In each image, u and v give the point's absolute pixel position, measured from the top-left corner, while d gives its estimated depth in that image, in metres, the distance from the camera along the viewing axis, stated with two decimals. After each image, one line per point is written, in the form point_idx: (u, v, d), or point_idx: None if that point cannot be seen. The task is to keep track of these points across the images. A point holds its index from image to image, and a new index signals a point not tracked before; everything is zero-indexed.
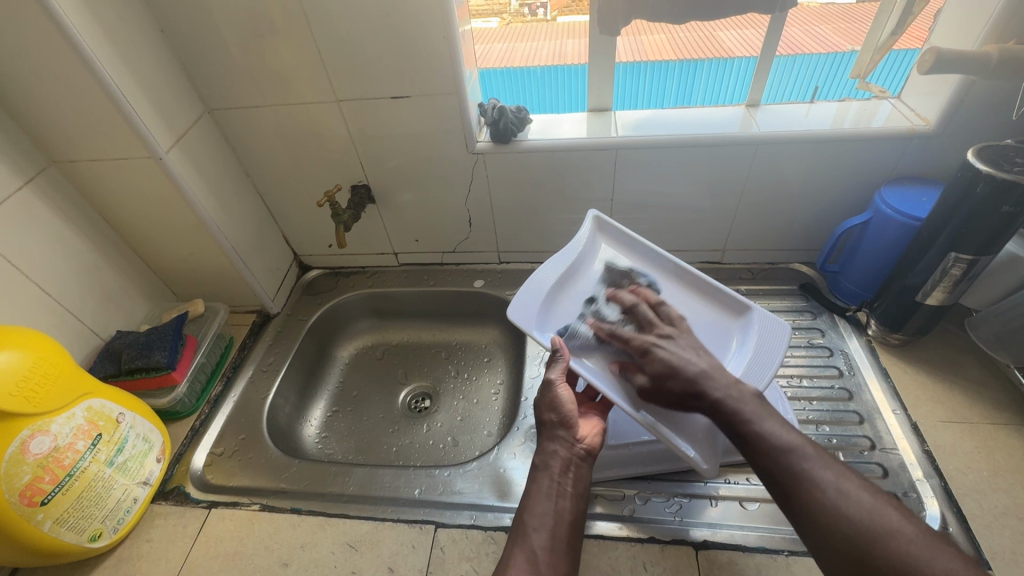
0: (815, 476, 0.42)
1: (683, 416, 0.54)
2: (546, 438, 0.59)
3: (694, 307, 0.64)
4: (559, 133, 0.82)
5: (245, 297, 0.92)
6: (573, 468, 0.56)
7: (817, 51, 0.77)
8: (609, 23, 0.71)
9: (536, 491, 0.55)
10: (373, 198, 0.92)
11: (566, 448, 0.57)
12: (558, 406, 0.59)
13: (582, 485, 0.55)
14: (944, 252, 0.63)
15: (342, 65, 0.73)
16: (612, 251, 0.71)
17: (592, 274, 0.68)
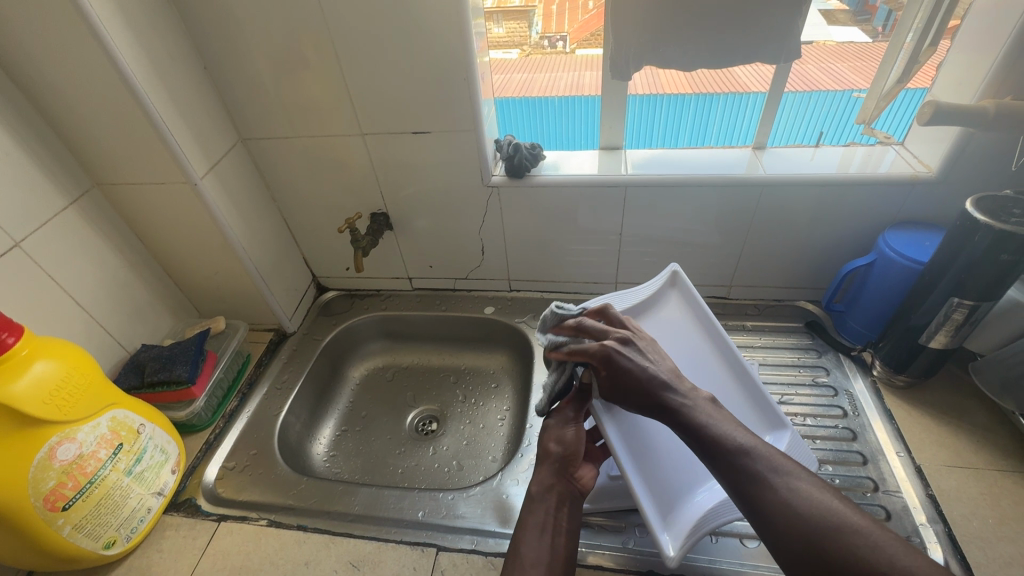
0: (766, 475, 0.43)
1: (673, 507, 0.54)
2: (544, 471, 0.62)
3: (732, 402, 0.64)
4: (571, 168, 0.86)
5: (264, 315, 0.96)
6: (568, 504, 0.59)
7: (830, 89, 0.78)
8: (621, 67, 0.75)
9: (531, 523, 0.57)
10: (391, 225, 0.95)
11: (564, 483, 0.61)
12: (563, 440, 0.63)
13: (574, 521, 0.58)
14: (946, 296, 0.64)
15: (368, 99, 0.78)
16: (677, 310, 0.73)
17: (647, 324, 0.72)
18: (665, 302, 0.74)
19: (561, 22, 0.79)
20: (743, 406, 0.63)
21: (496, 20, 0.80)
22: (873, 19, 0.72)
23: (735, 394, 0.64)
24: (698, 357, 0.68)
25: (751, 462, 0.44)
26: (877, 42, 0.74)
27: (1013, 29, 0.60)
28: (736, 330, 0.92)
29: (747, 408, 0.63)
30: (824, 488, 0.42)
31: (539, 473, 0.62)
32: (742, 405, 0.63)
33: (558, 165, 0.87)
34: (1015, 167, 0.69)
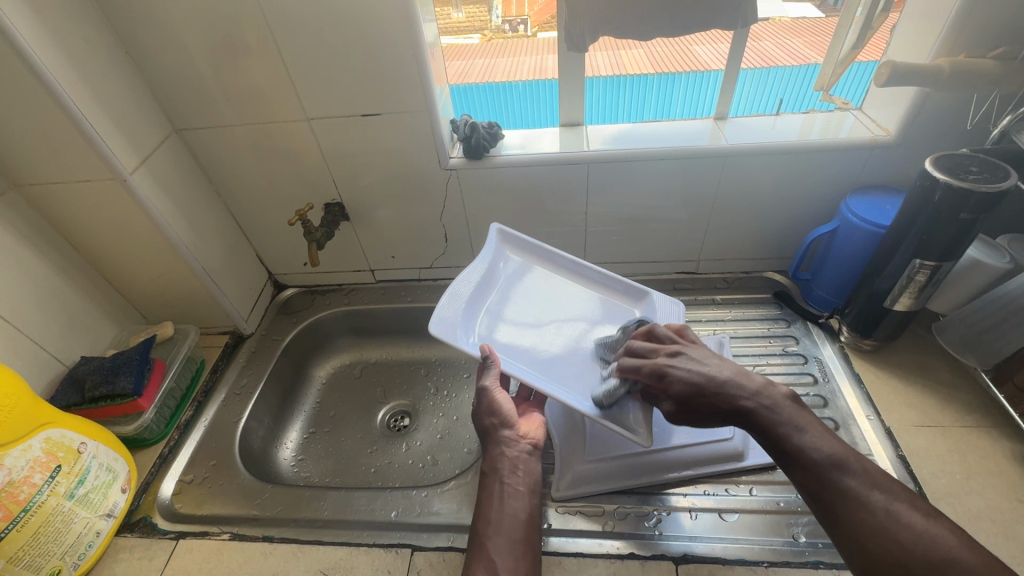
0: (864, 497, 0.44)
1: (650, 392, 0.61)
2: (490, 445, 0.61)
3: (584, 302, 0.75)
4: (534, 147, 0.82)
5: (217, 318, 0.90)
6: (521, 466, 0.60)
7: (788, 64, 0.79)
8: (577, 40, 0.72)
9: (489, 497, 0.57)
10: (348, 215, 0.91)
11: (513, 447, 0.61)
12: (497, 410, 0.63)
13: (530, 481, 0.59)
14: (909, 258, 0.64)
15: (311, 81, 0.73)
16: (520, 258, 0.79)
17: (500, 285, 0.76)
18: (503, 259, 0.79)
19: (522, 6, 0.80)
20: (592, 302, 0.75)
21: (455, 5, 0.78)
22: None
23: (583, 298, 0.75)
24: (542, 282, 0.77)
25: (842, 477, 0.45)
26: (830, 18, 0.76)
27: None
28: (706, 304, 0.91)
29: (593, 301, 0.75)
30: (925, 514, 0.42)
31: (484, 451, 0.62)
32: (588, 302, 0.75)
33: (524, 144, 0.84)
34: (969, 126, 0.69)
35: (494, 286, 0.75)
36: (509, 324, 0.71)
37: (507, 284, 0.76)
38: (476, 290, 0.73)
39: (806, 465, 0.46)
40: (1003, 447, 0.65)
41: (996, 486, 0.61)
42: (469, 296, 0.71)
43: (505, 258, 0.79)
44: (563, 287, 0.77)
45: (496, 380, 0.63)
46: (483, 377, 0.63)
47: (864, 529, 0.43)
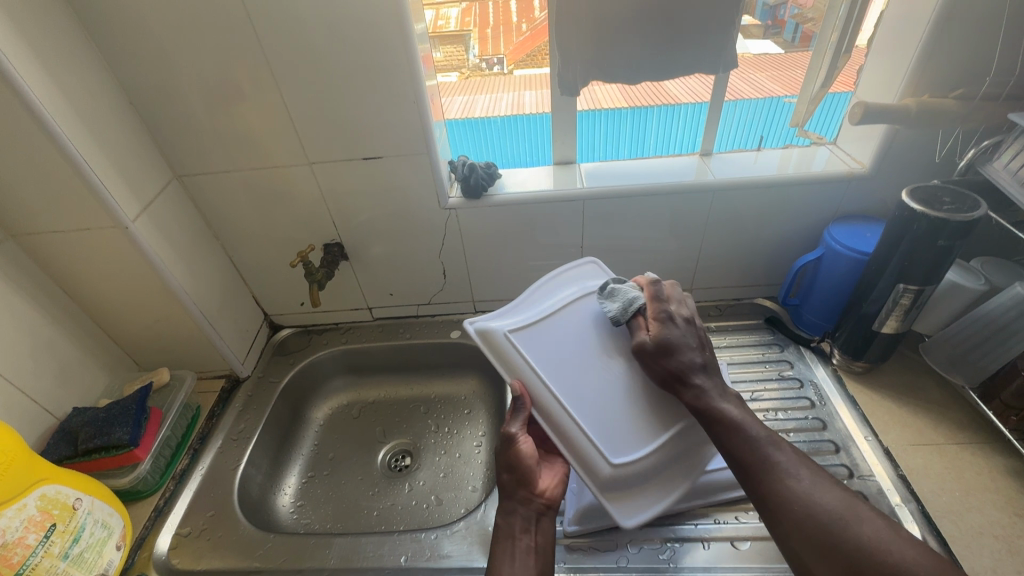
0: (788, 468, 0.47)
1: (593, 401, 0.58)
2: (505, 496, 0.60)
3: (593, 432, 0.57)
4: (525, 186, 0.85)
5: (213, 363, 0.89)
6: (537, 522, 0.58)
7: (755, 97, 0.81)
8: (569, 84, 0.76)
9: (500, 553, 0.56)
10: (346, 255, 0.91)
11: (527, 502, 0.59)
12: (516, 462, 0.60)
13: (545, 538, 0.57)
14: (893, 283, 0.68)
15: (314, 127, 0.75)
16: (540, 350, 0.61)
17: (530, 340, 0.62)
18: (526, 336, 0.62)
19: (498, 44, 0.82)
20: (594, 451, 0.56)
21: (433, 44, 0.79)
22: (783, 31, 0.78)
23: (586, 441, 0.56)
24: (557, 380, 0.59)
25: (774, 452, 0.48)
26: (790, 54, 0.81)
27: (922, 34, 0.65)
28: None
29: (596, 452, 0.56)
30: (838, 486, 0.46)
31: (500, 500, 0.60)
32: (588, 443, 0.56)
33: (510, 183, 0.86)
34: (938, 158, 0.74)
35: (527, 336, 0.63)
36: (560, 364, 0.61)
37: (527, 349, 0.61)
38: (524, 314, 0.66)
39: (742, 440, 0.50)
40: (996, 462, 0.67)
41: (994, 501, 0.63)
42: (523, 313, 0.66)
43: (512, 347, 0.61)
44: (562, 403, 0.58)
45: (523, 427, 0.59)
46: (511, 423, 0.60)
47: (796, 499, 0.45)
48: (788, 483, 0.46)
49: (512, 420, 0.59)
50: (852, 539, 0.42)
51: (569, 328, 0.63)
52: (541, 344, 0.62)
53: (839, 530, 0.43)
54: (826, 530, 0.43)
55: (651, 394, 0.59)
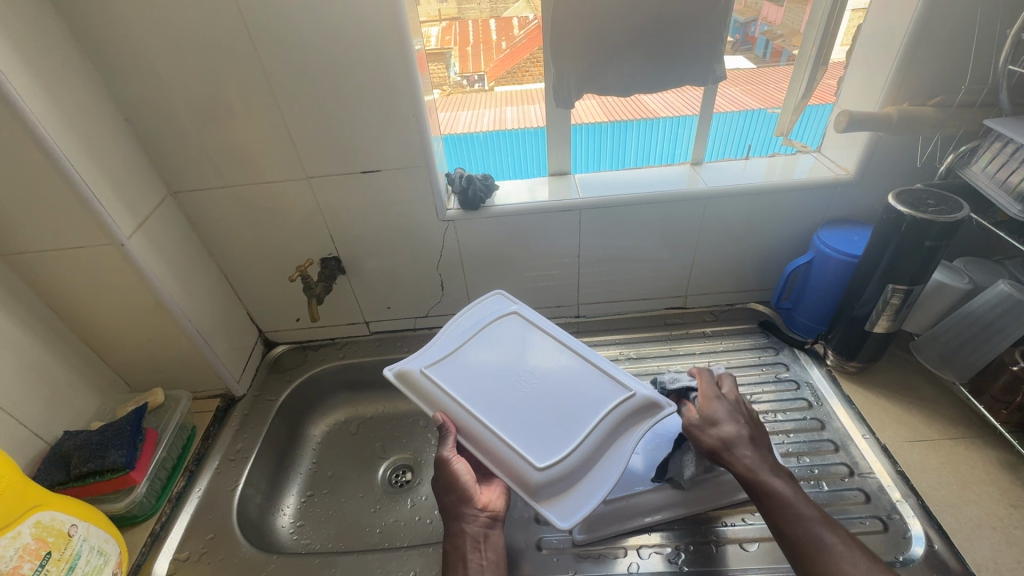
0: (838, 549, 0.49)
1: (511, 412, 0.59)
2: (449, 518, 0.59)
3: (515, 440, 0.57)
4: (522, 196, 0.86)
5: (208, 382, 0.87)
6: (485, 540, 0.57)
7: (729, 110, 0.84)
8: (564, 96, 0.77)
9: None
10: (344, 269, 0.90)
11: (472, 521, 0.58)
12: (455, 484, 0.59)
13: (496, 554, 0.57)
14: (882, 285, 0.70)
15: (312, 142, 0.75)
16: (451, 377, 0.63)
17: (439, 372, 0.63)
18: (437, 368, 0.64)
19: (478, 62, 0.83)
20: (519, 459, 0.55)
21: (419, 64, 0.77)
22: (755, 48, 0.80)
23: (511, 452, 0.56)
24: (476, 402, 0.60)
25: (825, 533, 0.50)
26: (761, 70, 0.83)
27: (900, 47, 0.69)
28: (698, 338, 0.94)
29: (521, 459, 0.55)
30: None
31: (444, 525, 0.59)
32: (511, 452, 0.56)
33: (507, 194, 0.87)
34: (920, 163, 0.77)
35: (436, 365, 0.64)
36: (472, 386, 0.62)
37: (438, 378, 0.62)
38: (441, 347, 0.67)
39: (791, 515, 0.51)
40: (990, 455, 0.69)
41: (990, 493, 0.65)
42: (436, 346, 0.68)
43: (428, 381, 0.62)
44: (482, 421, 0.58)
45: (453, 448, 0.59)
46: (439, 449, 0.59)
47: None
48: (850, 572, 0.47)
49: (439, 450, 0.59)
50: None
51: (478, 354, 0.65)
52: (457, 372, 0.63)
53: None
54: None
55: (569, 399, 0.61)
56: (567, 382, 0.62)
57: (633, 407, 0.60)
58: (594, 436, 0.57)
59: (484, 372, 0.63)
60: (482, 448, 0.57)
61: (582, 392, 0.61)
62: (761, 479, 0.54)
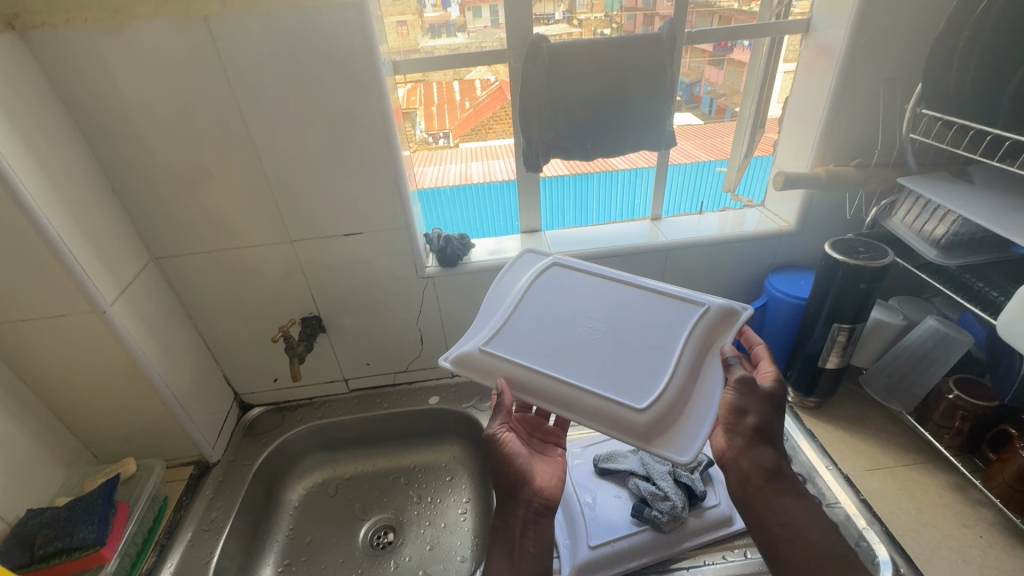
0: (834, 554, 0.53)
1: (591, 364, 0.58)
2: (505, 497, 0.61)
3: (605, 387, 0.55)
4: (496, 253, 0.91)
5: (182, 448, 0.85)
6: (535, 526, 0.60)
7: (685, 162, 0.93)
8: (533, 161, 0.83)
9: (499, 556, 0.58)
10: (324, 327, 0.91)
11: (526, 505, 0.60)
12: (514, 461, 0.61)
13: (543, 542, 0.59)
14: (829, 324, 0.77)
15: (296, 207, 0.78)
16: (515, 347, 0.60)
17: (500, 344, 0.61)
18: (496, 341, 0.61)
19: (443, 121, 0.88)
20: (615, 406, 0.54)
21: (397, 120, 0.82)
22: (702, 105, 0.90)
23: (607, 399, 0.54)
24: (550, 363, 0.58)
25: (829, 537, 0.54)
26: (710, 124, 0.94)
27: (821, 118, 0.79)
28: None
29: (619, 405, 0.53)
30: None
31: (499, 505, 0.61)
32: (605, 402, 0.54)
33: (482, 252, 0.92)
34: (848, 216, 0.87)
35: (495, 336, 0.61)
36: (540, 348, 0.60)
37: (502, 350, 0.60)
38: (489, 323, 0.64)
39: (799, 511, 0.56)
40: (941, 479, 0.74)
41: (945, 516, 0.70)
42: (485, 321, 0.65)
43: (491, 357, 0.59)
44: (567, 378, 0.56)
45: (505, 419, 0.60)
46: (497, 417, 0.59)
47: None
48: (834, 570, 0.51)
49: (488, 425, 0.60)
50: None
51: (533, 317, 0.64)
52: (516, 342, 0.61)
53: None
54: None
55: (643, 335, 0.61)
56: (635, 321, 0.62)
57: (710, 319, 0.61)
58: (683, 361, 0.57)
59: (549, 330, 0.62)
60: (572, 405, 0.55)
61: (653, 326, 0.61)
62: (784, 470, 0.59)
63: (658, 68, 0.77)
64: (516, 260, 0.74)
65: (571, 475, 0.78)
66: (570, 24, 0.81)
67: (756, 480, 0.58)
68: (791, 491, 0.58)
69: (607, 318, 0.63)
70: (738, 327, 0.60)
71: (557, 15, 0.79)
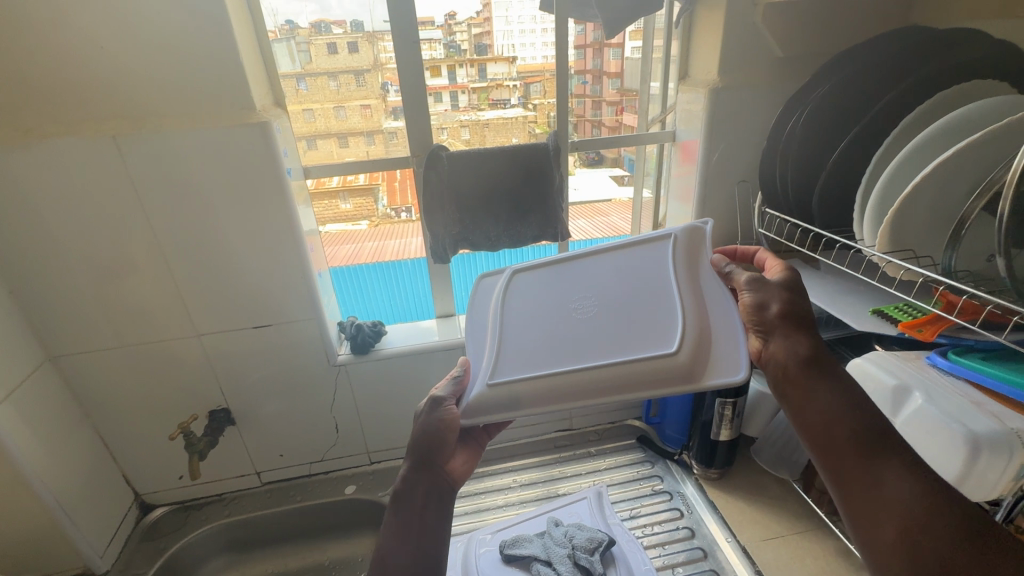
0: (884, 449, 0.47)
1: (604, 331, 0.55)
2: (416, 462, 0.57)
3: (631, 350, 0.52)
4: (411, 339, 0.95)
5: (64, 560, 0.79)
6: (436, 496, 0.56)
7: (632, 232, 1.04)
8: (442, 253, 0.89)
9: (393, 523, 0.54)
10: (233, 419, 0.90)
11: (431, 472, 0.57)
12: (444, 424, 0.56)
13: (441, 512, 0.55)
14: (714, 399, 0.83)
15: (203, 303, 0.80)
16: (518, 350, 0.56)
17: (500, 355, 0.56)
18: (497, 361, 0.55)
19: (405, 196, 0.92)
20: (650, 362, 0.50)
21: (342, 197, 0.91)
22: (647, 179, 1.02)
23: (636, 358, 0.51)
24: (571, 356, 0.53)
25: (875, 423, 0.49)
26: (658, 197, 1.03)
27: (691, 214, 0.90)
28: (584, 457, 1.01)
29: (653, 360, 0.50)
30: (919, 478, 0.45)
31: (409, 466, 0.57)
32: (640, 364, 0.50)
33: (397, 339, 0.95)
34: None
35: (492, 349, 0.57)
36: (546, 341, 0.56)
37: (507, 364, 0.55)
38: (483, 354, 0.59)
39: (839, 402, 0.51)
40: (828, 546, 0.77)
41: None
42: (478, 351, 0.60)
43: (504, 379, 0.53)
44: (592, 356, 0.52)
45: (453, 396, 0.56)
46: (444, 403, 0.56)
47: (880, 477, 0.46)
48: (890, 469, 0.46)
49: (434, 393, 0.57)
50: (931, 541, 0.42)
51: (523, 321, 0.60)
52: (519, 354, 0.56)
53: (920, 529, 0.43)
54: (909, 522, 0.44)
55: (634, 288, 0.58)
56: (620, 280, 0.60)
57: (682, 243, 0.59)
58: (686, 293, 0.55)
59: (545, 321, 0.59)
60: (609, 380, 0.50)
61: (643, 281, 0.58)
62: (820, 355, 0.54)
63: (548, 173, 0.86)
64: (477, 288, 0.69)
65: (477, 565, 0.78)
66: (525, 108, 0.89)
67: (792, 369, 0.53)
68: (832, 375, 0.53)
69: (590, 287, 0.60)
70: (708, 239, 0.59)
71: (514, 101, 0.89)
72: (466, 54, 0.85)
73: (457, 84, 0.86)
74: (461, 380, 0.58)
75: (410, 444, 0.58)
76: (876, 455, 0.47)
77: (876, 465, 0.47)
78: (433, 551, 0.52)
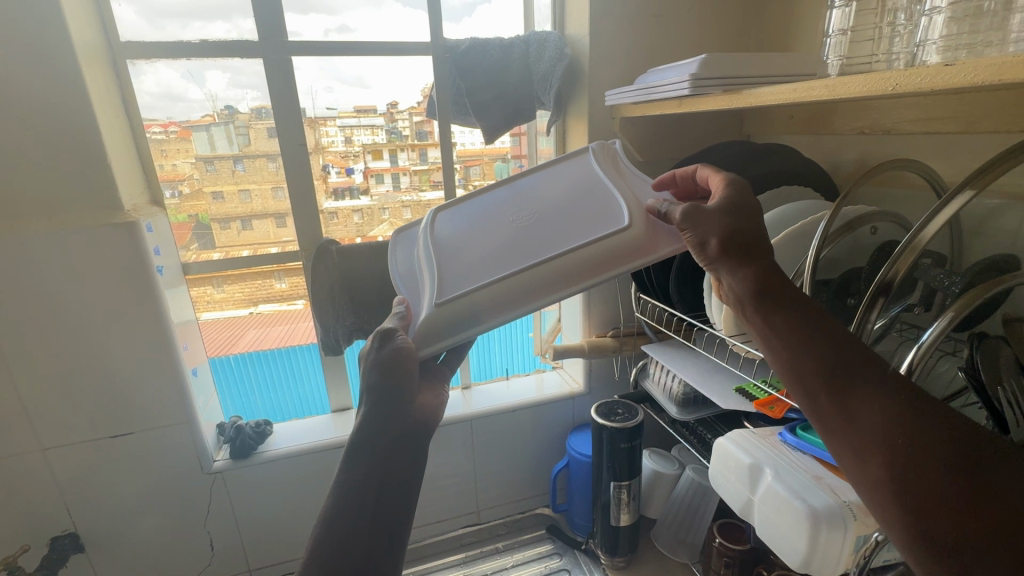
0: (849, 374, 0.39)
1: (552, 231, 0.54)
2: (379, 403, 0.50)
3: (581, 236, 0.52)
4: (302, 438, 0.90)
5: None
6: (406, 435, 0.50)
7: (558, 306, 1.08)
8: (334, 346, 0.87)
9: (354, 473, 0.47)
10: (82, 545, 0.79)
11: (399, 408, 0.51)
12: (402, 359, 0.50)
13: (415, 451, 0.50)
14: (611, 483, 0.83)
15: (49, 413, 0.72)
16: (461, 274, 0.53)
17: (440, 285, 0.53)
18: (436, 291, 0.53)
19: None
20: (605, 240, 0.51)
21: (277, 276, 0.89)
22: None
23: (589, 244, 0.51)
24: (522, 258, 0.52)
25: (836, 350, 0.40)
26: None
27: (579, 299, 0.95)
28: (491, 554, 0.94)
29: (608, 237, 0.51)
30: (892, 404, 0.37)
31: (370, 407, 0.50)
32: (595, 243, 0.51)
33: (285, 438, 0.90)
34: (618, 376, 1.02)
35: (433, 284, 0.54)
36: (491, 254, 0.54)
37: (447, 289, 0.52)
38: (423, 293, 0.56)
39: (794, 331, 0.42)
40: None
41: None
42: (415, 295, 0.57)
43: (452, 298, 0.51)
44: (548, 250, 0.52)
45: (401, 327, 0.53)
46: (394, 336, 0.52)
47: (850, 411, 0.38)
48: (858, 398, 0.38)
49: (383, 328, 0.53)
50: (916, 480, 0.34)
51: (457, 252, 0.56)
52: (463, 275, 0.54)
53: (905, 469, 0.35)
54: (892, 458, 0.36)
55: (565, 196, 0.58)
56: (551, 195, 0.60)
57: (600, 152, 0.61)
58: (616, 185, 0.57)
59: (484, 241, 0.57)
60: (570, 267, 0.50)
61: (575, 188, 0.59)
62: (772, 277, 0.44)
63: None
64: (397, 243, 0.65)
65: None
66: (465, 189, 0.95)
67: (748, 307, 0.44)
68: (789, 301, 0.43)
69: (523, 204, 0.60)
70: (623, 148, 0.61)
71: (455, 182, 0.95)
72: (407, 139, 0.90)
73: (398, 167, 0.90)
74: (407, 315, 0.55)
75: (363, 383, 0.51)
76: (847, 388, 0.38)
77: (851, 396, 0.38)
78: (401, 492, 0.48)
